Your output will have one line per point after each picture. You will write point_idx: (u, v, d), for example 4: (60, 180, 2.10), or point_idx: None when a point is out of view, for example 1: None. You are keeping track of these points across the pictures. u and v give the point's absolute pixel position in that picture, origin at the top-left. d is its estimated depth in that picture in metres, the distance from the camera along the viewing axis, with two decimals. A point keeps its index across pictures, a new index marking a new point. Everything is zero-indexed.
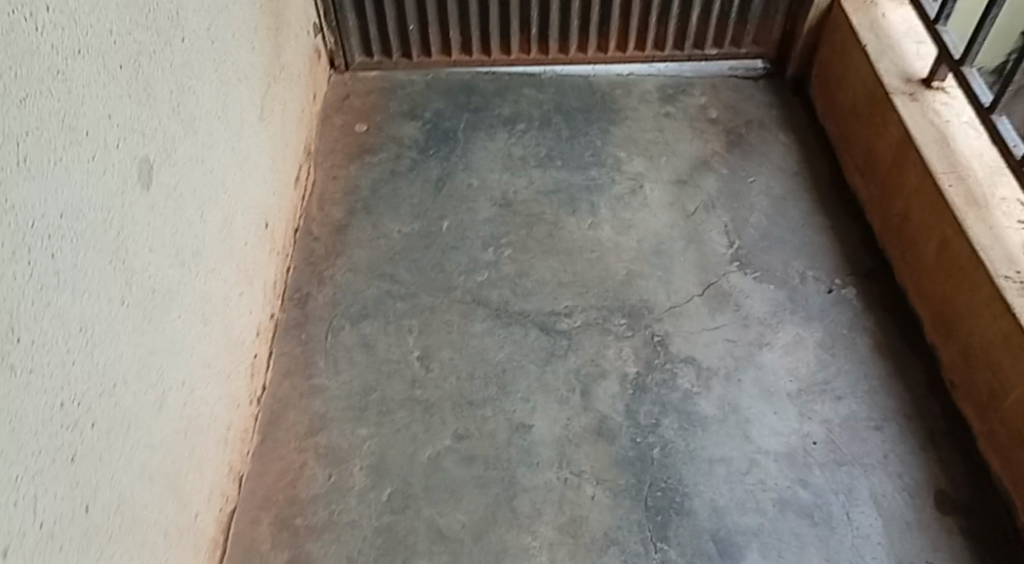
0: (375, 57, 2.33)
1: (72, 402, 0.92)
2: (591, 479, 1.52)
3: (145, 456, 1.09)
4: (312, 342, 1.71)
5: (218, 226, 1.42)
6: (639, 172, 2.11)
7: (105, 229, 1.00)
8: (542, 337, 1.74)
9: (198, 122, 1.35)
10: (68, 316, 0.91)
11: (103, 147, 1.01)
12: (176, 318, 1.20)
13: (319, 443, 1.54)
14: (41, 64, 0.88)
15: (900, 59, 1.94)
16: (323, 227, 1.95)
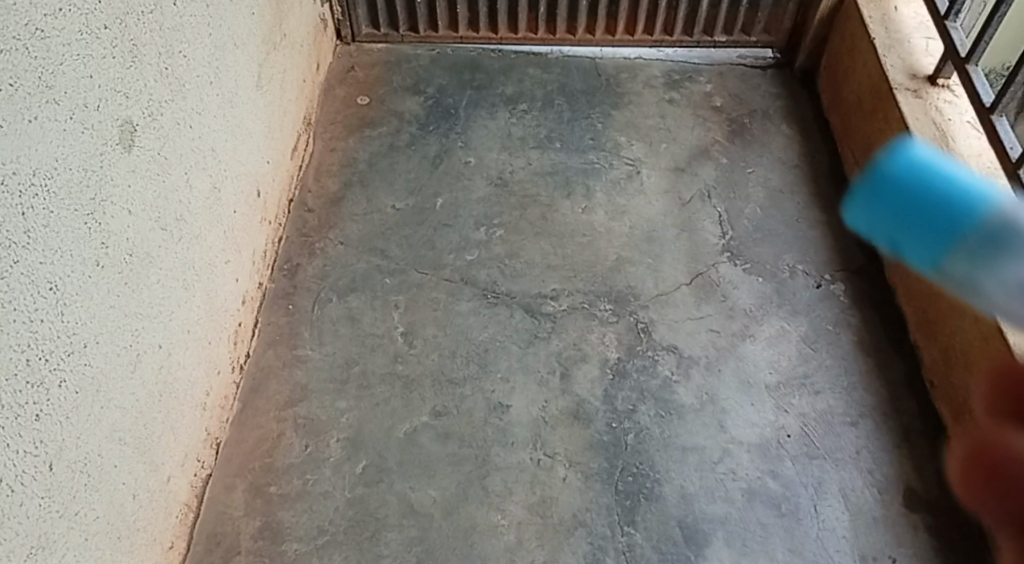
0: (381, 29, 2.31)
1: (38, 359, 0.94)
2: (564, 462, 1.54)
3: (114, 416, 1.11)
4: (298, 313, 1.74)
5: (204, 191, 1.43)
6: (638, 157, 2.09)
7: (82, 189, 1.01)
8: (526, 319, 1.75)
9: (187, 86, 1.35)
10: (38, 275, 0.93)
11: (82, 107, 1.01)
12: (153, 281, 1.22)
13: (298, 414, 1.57)
14: (18, 21, 0.87)
15: (908, 55, 1.92)
16: (318, 199, 1.96)
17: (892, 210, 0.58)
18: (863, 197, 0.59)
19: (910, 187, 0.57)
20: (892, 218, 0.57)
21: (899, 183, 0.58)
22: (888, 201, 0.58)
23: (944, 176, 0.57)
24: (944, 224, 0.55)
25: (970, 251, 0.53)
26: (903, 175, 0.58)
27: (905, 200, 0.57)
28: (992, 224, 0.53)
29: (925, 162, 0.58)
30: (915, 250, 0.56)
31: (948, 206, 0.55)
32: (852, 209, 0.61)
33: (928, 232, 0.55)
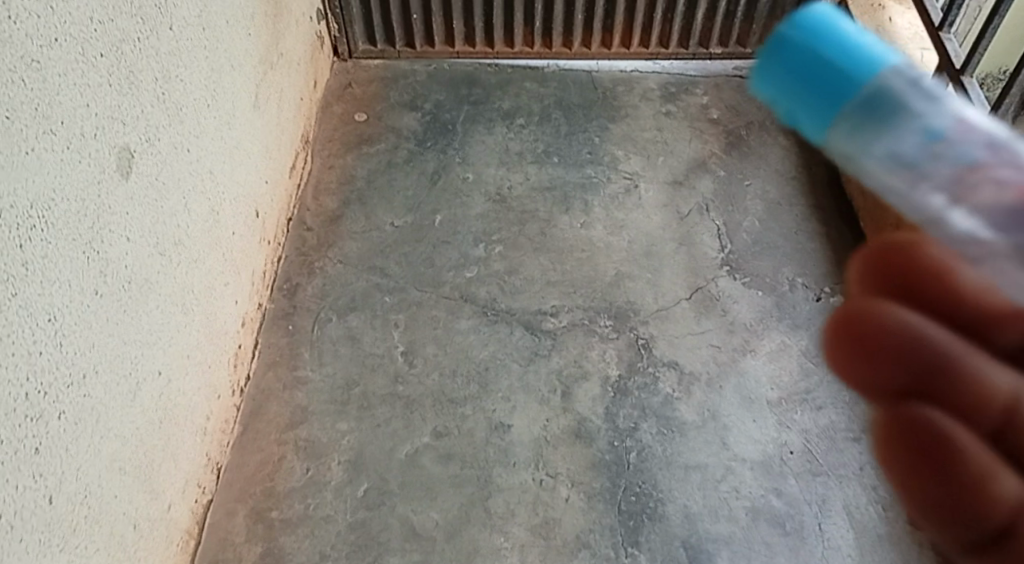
0: (378, 45, 2.30)
1: (37, 393, 0.93)
2: (566, 482, 1.54)
3: (115, 445, 1.11)
4: (298, 333, 1.74)
5: (202, 214, 1.42)
6: (635, 171, 2.09)
7: (79, 219, 1.00)
8: (526, 337, 1.75)
9: (185, 110, 1.34)
10: (36, 308, 0.92)
11: (79, 137, 1.00)
12: (152, 308, 1.21)
13: (299, 436, 1.57)
14: (13, 54, 0.87)
15: None
16: (316, 217, 1.96)
17: (792, 74, 0.57)
18: (768, 59, 0.59)
19: (811, 52, 0.57)
20: (794, 83, 0.57)
21: (802, 50, 0.57)
22: (790, 66, 0.57)
23: (847, 40, 0.56)
24: (838, 87, 0.56)
25: (858, 121, 0.55)
26: (810, 42, 0.57)
27: (809, 68, 0.56)
28: (886, 93, 0.55)
29: (830, 27, 0.57)
30: (812, 116, 0.57)
31: (841, 72, 0.56)
32: (757, 69, 0.60)
33: (823, 98, 0.56)
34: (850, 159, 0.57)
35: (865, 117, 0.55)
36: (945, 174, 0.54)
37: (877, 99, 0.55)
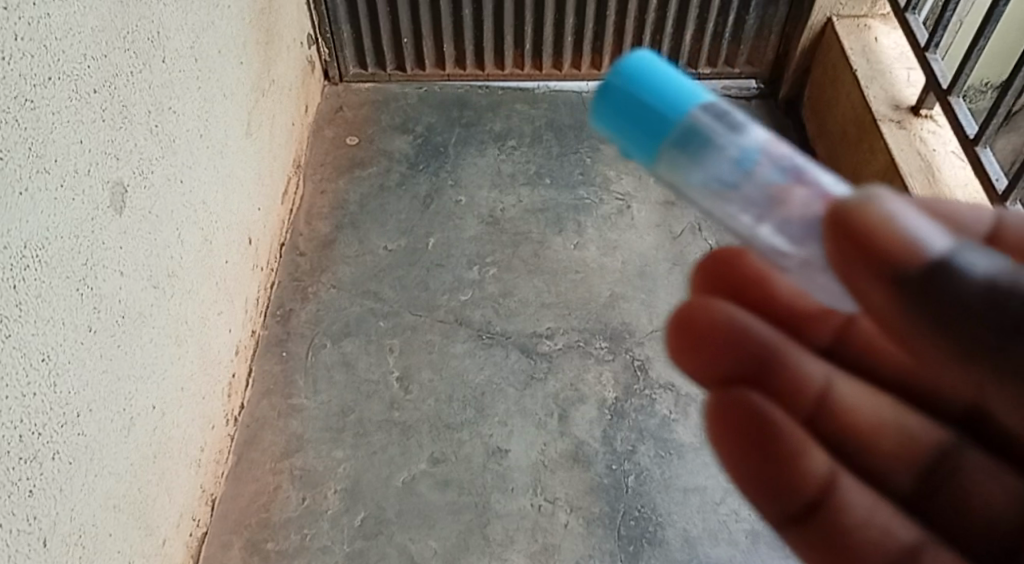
0: (369, 69, 2.29)
1: (31, 434, 0.92)
2: (565, 507, 1.53)
3: (109, 483, 1.09)
4: (292, 360, 1.73)
5: (194, 244, 1.41)
6: (628, 192, 2.08)
7: (73, 256, 1.00)
8: (522, 360, 1.74)
9: (177, 141, 1.34)
10: (29, 348, 0.91)
11: (72, 173, 1.00)
12: (146, 342, 1.20)
13: (294, 465, 1.57)
14: (7, 94, 0.86)
15: (889, 87, 1.88)
16: (309, 242, 1.95)
17: (622, 115, 0.67)
18: (602, 100, 0.68)
19: (636, 95, 0.66)
20: (624, 124, 0.67)
21: (626, 90, 0.67)
22: (620, 107, 0.67)
23: (660, 80, 0.66)
24: (661, 127, 0.66)
25: (680, 153, 0.65)
26: (633, 85, 0.66)
27: (637, 110, 0.66)
28: (697, 129, 0.65)
29: (649, 68, 0.67)
30: (638, 147, 0.67)
31: (662, 113, 0.66)
32: (595, 109, 0.68)
33: (650, 136, 0.66)
34: (674, 181, 0.68)
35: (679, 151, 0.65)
36: (757, 194, 0.65)
37: (689, 132, 0.65)
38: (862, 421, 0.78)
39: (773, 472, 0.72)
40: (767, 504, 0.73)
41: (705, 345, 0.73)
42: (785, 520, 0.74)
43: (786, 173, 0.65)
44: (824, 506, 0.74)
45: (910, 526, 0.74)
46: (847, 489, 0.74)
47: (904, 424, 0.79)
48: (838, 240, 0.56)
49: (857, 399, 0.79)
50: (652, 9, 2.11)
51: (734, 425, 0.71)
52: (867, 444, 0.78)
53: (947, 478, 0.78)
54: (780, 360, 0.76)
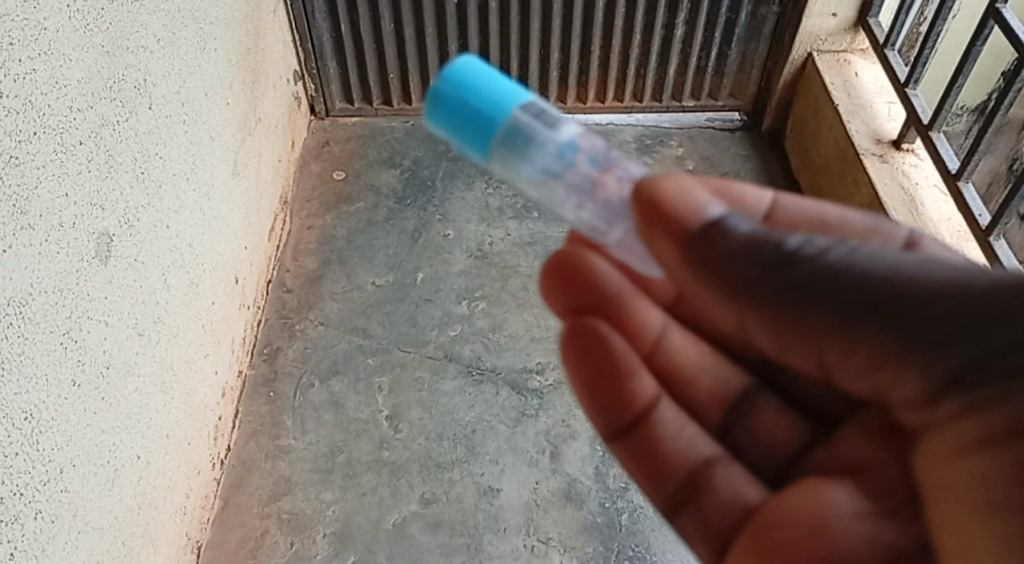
0: (355, 104, 2.28)
1: (12, 495, 0.95)
2: (558, 547, 1.52)
3: (92, 539, 1.13)
4: (280, 400, 1.71)
5: (182, 287, 1.43)
6: None
7: (57, 310, 1.03)
8: (513, 396, 1.72)
9: (165, 186, 1.35)
10: (12, 406, 0.94)
11: (57, 228, 1.03)
12: (130, 392, 1.23)
13: (282, 508, 1.56)
14: None
15: (871, 121, 1.89)
16: (296, 278, 1.93)
17: (455, 114, 0.78)
18: (438, 102, 0.79)
19: (465, 98, 0.78)
20: (456, 120, 0.78)
21: (462, 90, 0.78)
22: (452, 108, 0.78)
23: (491, 81, 0.79)
24: (490, 123, 0.77)
25: (508, 145, 0.77)
26: (463, 89, 0.78)
27: (467, 110, 0.78)
28: (520, 126, 0.77)
29: (475, 76, 0.79)
30: (474, 139, 0.79)
31: (488, 112, 0.77)
32: (430, 110, 0.80)
33: (482, 131, 0.78)
34: (505, 172, 0.80)
35: (514, 143, 0.77)
36: (579, 180, 0.79)
37: (523, 124, 0.77)
38: (682, 366, 0.97)
39: (609, 390, 0.90)
40: (603, 418, 0.93)
41: (565, 283, 0.89)
42: (614, 432, 0.93)
43: (598, 162, 0.80)
44: (644, 423, 0.93)
45: (712, 444, 0.94)
46: (665, 410, 0.93)
47: (716, 371, 0.98)
48: (642, 213, 0.75)
49: (680, 349, 0.97)
50: (636, 44, 2.12)
51: (584, 348, 0.88)
52: (685, 382, 0.98)
53: (742, 416, 0.98)
54: (625, 306, 0.92)
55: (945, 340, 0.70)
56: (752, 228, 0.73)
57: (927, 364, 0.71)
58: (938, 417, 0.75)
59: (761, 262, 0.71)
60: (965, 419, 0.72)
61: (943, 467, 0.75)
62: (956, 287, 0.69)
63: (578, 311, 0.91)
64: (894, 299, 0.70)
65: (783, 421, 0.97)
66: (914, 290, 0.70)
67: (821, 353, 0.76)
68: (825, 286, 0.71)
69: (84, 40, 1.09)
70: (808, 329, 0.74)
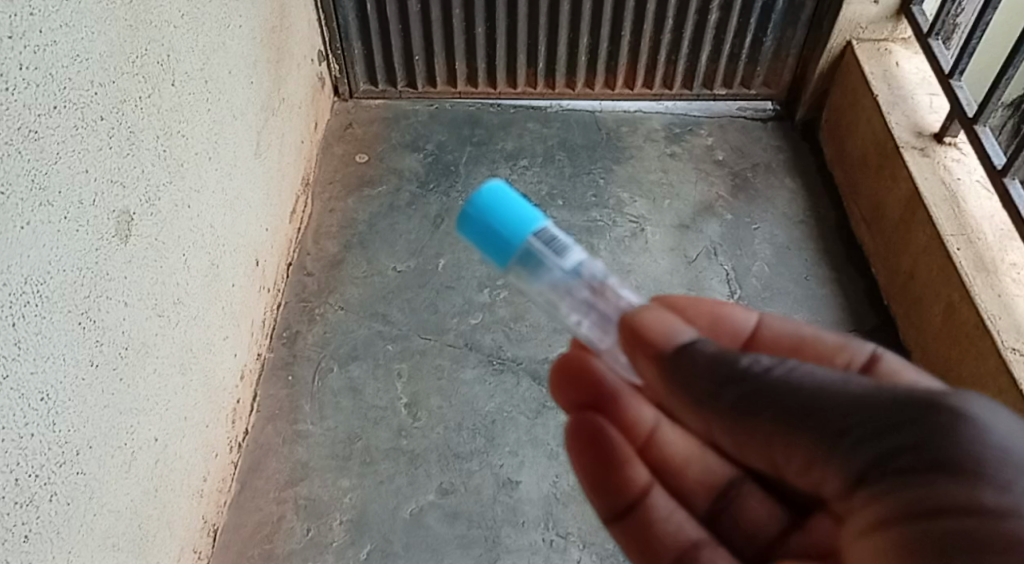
0: (379, 86, 2.24)
1: (28, 477, 0.94)
2: (578, 542, 1.50)
3: (108, 521, 1.12)
4: (298, 384, 1.69)
5: (203, 269, 1.41)
6: (642, 214, 1.95)
7: (75, 290, 1.01)
8: (534, 387, 1.69)
9: (187, 165, 1.32)
10: (28, 387, 0.92)
11: (77, 205, 1.01)
12: (148, 374, 1.21)
13: (299, 494, 1.54)
14: (10, 126, 0.87)
15: (912, 113, 1.84)
16: (317, 262, 1.91)
17: (480, 232, 0.82)
18: (465, 219, 0.82)
19: (490, 221, 0.81)
20: (481, 238, 0.82)
21: (488, 208, 0.81)
22: (478, 228, 0.82)
23: (516, 205, 0.81)
24: (506, 246, 0.81)
25: (522, 266, 0.81)
26: (489, 212, 0.81)
27: (490, 232, 0.81)
28: (533, 252, 0.80)
29: (502, 200, 0.82)
30: (493, 254, 0.82)
31: (507, 236, 0.80)
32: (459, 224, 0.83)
33: (500, 251, 0.81)
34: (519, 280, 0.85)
35: (527, 265, 0.81)
36: (581, 297, 0.85)
37: (537, 249, 0.80)
38: (672, 459, 0.93)
39: (602, 474, 0.89)
40: (599, 499, 0.91)
41: (569, 379, 0.91)
42: (611, 515, 0.92)
43: (598, 281, 0.86)
44: (639, 510, 0.90)
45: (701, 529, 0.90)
46: (660, 496, 0.91)
47: (706, 465, 0.93)
48: (626, 336, 0.81)
49: (674, 443, 0.93)
50: (669, 30, 2.08)
51: (584, 441, 0.89)
52: (674, 471, 0.94)
53: (731, 504, 0.92)
54: (623, 404, 0.91)
55: (862, 442, 0.70)
56: (716, 348, 0.77)
57: (846, 461, 0.71)
58: (853, 512, 0.72)
59: (716, 373, 0.75)
60: (874, 513, 0.70)
61: (855, 551, 0.71)
62: (869, 396, 0.70)
63: (580, 405, 0.91)
64: (819, 405, 0.71)
65: (767, 506, 0.91)
66: (830, 396, 0.71)
67: (771, 456, 0.77)
68: (765, 393, 0.73)
69: (106, 13, 1.06)
70: (754, 434, 0.76)
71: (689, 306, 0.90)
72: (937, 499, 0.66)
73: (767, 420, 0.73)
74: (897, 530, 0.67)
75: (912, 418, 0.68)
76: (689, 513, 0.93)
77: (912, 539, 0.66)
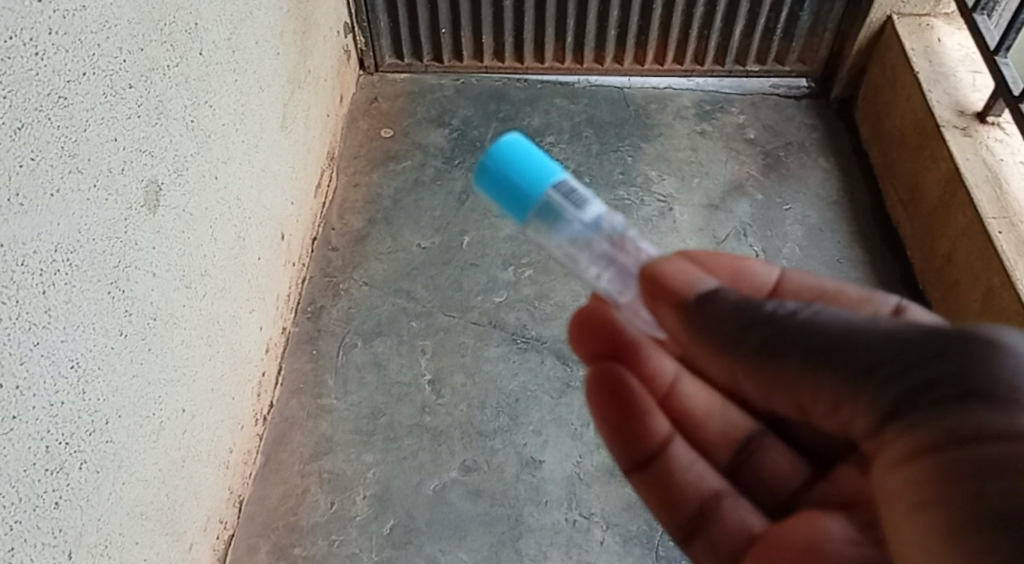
0: (405, 59, 2.22)
1: (58, 444, 0.94)
2: (601, 523, 1.49)
3: (137, 491, 1.12)
4: (322, 358, 1.69)
5: (229, 242, 1.40)
6: (670, 193, 1.93)
7: (105, 259, 1.00)
8: (559, 366, 1.68)
9: (214, 136, 1.31)
10: (58, 355, 0.92)
11: (106, 172, 1.00)
12: (176, 345, 1.21)
13: (323, 468, 1.54)
14: (41, 91, 0.86)
15: (954, 91, 1.80)
16: (341, 237, 1.90)
17: (496, 186, 0.80)
18: (481, 174, 0.81)
19: (506, 174, 0.80)
20: (498, 193, 0.81)
21: (507, 160, 0.80)
22: (494, 183, 0.80)
23: (533, 158, 0.80)
24: (524, 199, 0.79)
25: (540, 220, 0.79)
26: (506, 164, 0.80)
27: (507, 186, 0.80)
28: (552, 205, 0.79)
29: (518, 152, 0.80)
30: (511, 208, 0.81)
31: (525, 190, 0.79)
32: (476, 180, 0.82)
33: (517, 205, 0.80)
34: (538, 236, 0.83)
35: (547, 217, 0.79)
36: (602, 250, 0.82)
37: (556, 201, 0.79)
38: (694, 412, 0.91)
39: (625, 423, 0.87)
40: (620, 450, 0.88)
41: (590, 329, 0.86)
42: (632, 465, 0.89)
43: (619, 235, 0.83)
44: (661, 460, 0.89)
45: (722, 478, 0.91)
46: (681, 447, 0.90)
47: (727, 418, 0.92)
48: (647, 287, 0.78)
49: (696, 396, 0.91)
50: (702, 4, 2.04)
51: (604, 393, 0.86)
52: (695, 424, 0.92)
53: (751, 456, 0.92)
54: (644, 355, 0.87)
55: (892, 379, 0.68)
56: (740, 295, 0.75)
57: (876, 399, 0.70)
58: (883, 449, 0.71)
59: (741, 317, 0.73)
60: (905, 448, 0.68)
61: (885, 486, 0.70)
62: (898, 334, 0.69)
63: (598, 355, 0.87)
64: (846, 344, 0.69)
65: (787, 458, 0.92)
66: (857, 334, 0.69)
67: (797, 398, 0.75)
68: (790, 333, 0.71)
69: None
70: (781, 378, 0.73)
71: (714, 259, 0.85)
72: (975, 429, 0.64)
73: (795, 362, 0.71)
74: (930, 462, 0.66)
75: (944, 352, 0.67)
76: (711, 464, 0.92)
77: (948, 468, 0.64)
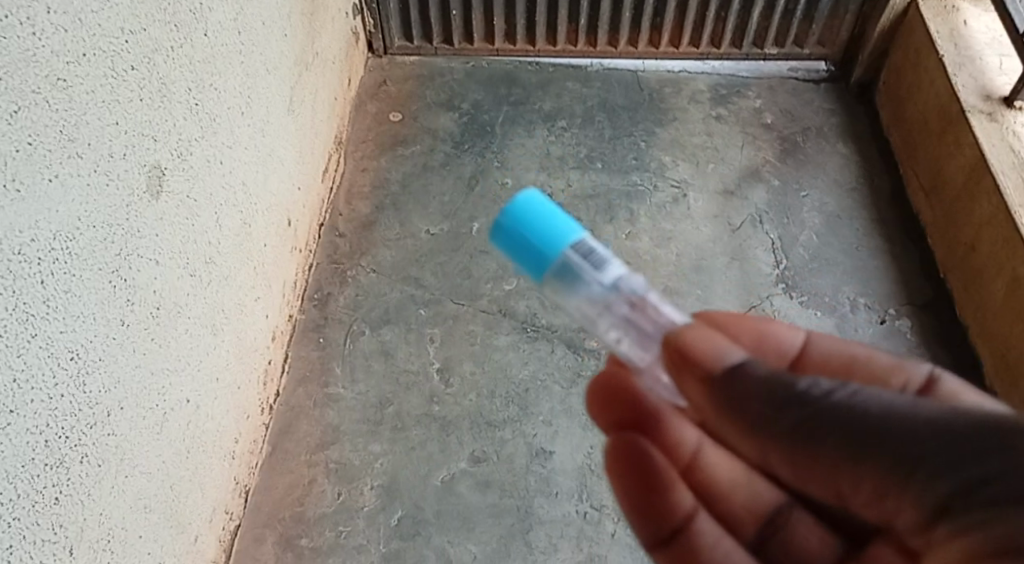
0: (414, 42, 2.18)
1: (57, 437, 0.92)
2: (612, 515, 1.46)
3: (140, 482, 1.10)
4: (329, 346, 1.67)
5: (235, 228, 1.37)
6: (684, 179, 1.89)
7: (105, 247, 0.98)
8: (569, 356, 1.65)
9: (219, 120, 1.28)
10: (57, 346, 0.90)
11: (107, 158, 0.97)
12: (180, 334, 1.18)
13: (330, 458, 1.52)
14: (38, 74, 0.83)
15: (980, 75, 1.75)
16: (349, 223, 1.87)
17: (513, 245, 0.77)
18: (498, 231, 0.77)
19: (523, 232, 0.76)
20: (514, 250, 0.77)
21: (523, 223, 0.76)
22: (511, 240, 0.77)
23: (551, 217, 0.76)
24: (541, 258, 0.75)
25: (557, 280, 0.76)
26: (522, 223, 0.76)
27: (523, 245, 0.76)
28: (569, 265, 0.75)
29: (535, 210, 0.76)
30: (528, 268, 0.77)
31: (542, 249, 0.75)
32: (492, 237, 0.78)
33: (534, 264, 0.76)
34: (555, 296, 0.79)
35: (563, 277, 0.75)
36: (621, 314, 0.78)
37: (574, 262, 0.75)
38: (719, 484, 0.89)
39: (648, 498, 0.84)
40: (642, 525, 0.85)
41: (612, 400, 0.87)
42: (653, 541, 0.85)
43: (638, 296, 0.78)
44: (685, 537, 0.84)
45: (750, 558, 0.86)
46: (705, 522, 0.86)
47: (754, 491, 0.88)
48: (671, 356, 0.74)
49: (719, 465, 0.88)
50: None
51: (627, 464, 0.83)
52: (719, 496, 0.89)
53: (777, 533, 0.88)
54: (667, 425, 0.86)
55: (939, 470, 0.64)
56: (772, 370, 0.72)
57: (922, 490, 0.66)
58: (933, 547, 0.66)
59: (778, 399, 0.68)
60: (958, 548, 0.64)
61: None
62: (948, 421, 0.65)
63: (620, 425, 0.87)
64: (886, 432, 0.66)
65: (817, 535, 0.87)
66: (903, 420, 0.65)
67: (834, 486, 0.71)
68: (824, 418, 0.67)
69: None
70: (820, 465, 0.69)
71: (736, 323, 0.84)
72: None
73: (832, 448, 0.67)
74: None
75: (996, 443, 0.63)
76: (737, 540, 0.88)
77: None
